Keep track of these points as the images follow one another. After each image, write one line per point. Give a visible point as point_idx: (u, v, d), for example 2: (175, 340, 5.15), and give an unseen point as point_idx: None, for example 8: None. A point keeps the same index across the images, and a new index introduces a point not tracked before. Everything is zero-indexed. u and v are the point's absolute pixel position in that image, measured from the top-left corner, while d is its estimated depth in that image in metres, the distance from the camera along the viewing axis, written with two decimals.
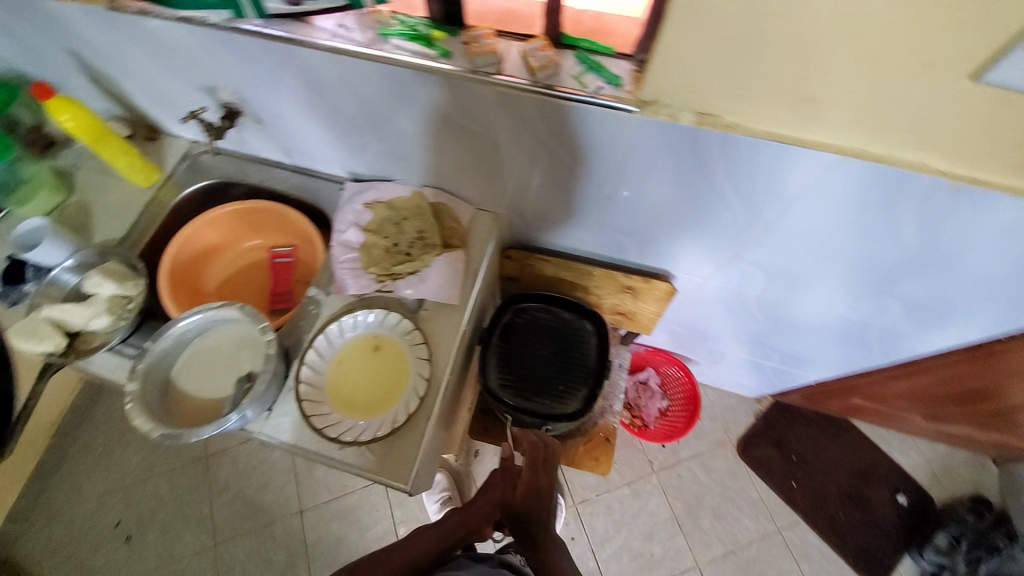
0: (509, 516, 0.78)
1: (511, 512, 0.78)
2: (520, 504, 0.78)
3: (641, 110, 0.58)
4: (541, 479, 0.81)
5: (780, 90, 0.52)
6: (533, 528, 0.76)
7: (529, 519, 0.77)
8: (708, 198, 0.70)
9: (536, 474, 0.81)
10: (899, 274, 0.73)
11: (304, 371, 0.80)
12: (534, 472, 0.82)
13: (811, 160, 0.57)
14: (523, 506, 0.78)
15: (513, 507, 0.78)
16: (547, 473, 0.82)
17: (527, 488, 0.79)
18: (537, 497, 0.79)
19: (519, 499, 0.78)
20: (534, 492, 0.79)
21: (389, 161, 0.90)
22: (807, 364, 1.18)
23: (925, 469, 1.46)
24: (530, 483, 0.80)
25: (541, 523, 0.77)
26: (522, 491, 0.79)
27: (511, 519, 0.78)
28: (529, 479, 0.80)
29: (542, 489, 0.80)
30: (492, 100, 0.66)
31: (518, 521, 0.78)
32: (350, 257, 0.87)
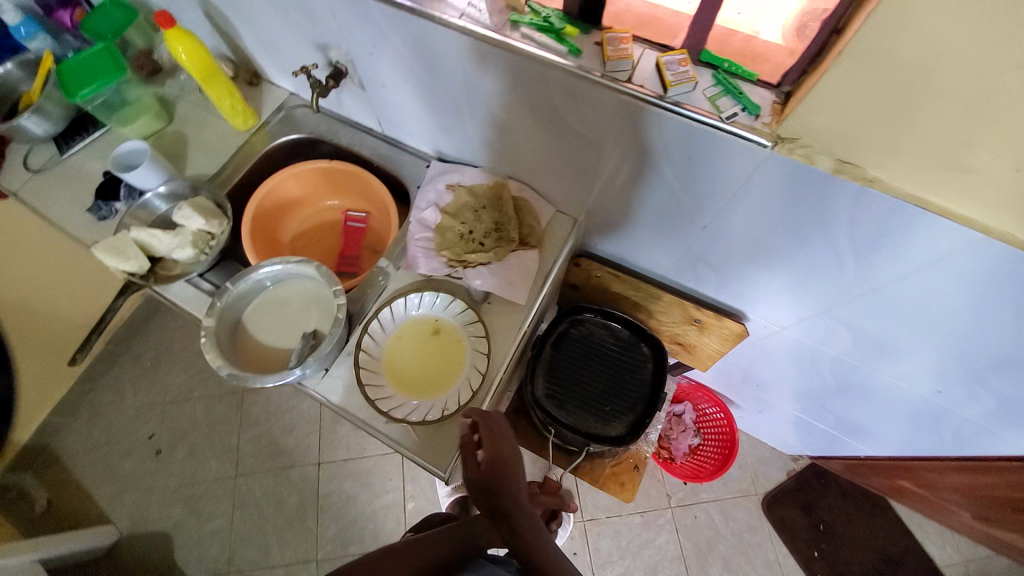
0: (476, 494, 0.63)
1: (477, 488, 0.63)
2: (487, 481, 0.63)
3: (773, 145, 0.55)
4: (501, 441, 0.65)
5: (939, 153, 0.47)
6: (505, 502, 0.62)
7: (499, 495, 0.62)
8: (816, 248, 0.66)
9: (490, 439, 0.65)
10: (1008, 368, 0.67)
11: (365, 340, 0.81)
12: (493, 437, 0.66)
13: (948, 233, 0.53)
14: (492, 482, 0.63)
15: (480, 487, 0.63)
16: (504, 436, 0.66)
17: (489, 454, 0.64)
18: (501, 466, 0.63)
19: (483, 477, 0.63)
20: (496, 461, 0.64)
21: (480, 148, 0.89)
22: (862, 435, 1.11)
23: (962, 570, 1.36)
24: (491, 450, 0.64)
25: (512, 494, 0.63)
26: (485, 464, 0.64)
27: (480, 498, 0.63)
28: (487, 450, 0.64)
29: (502, 455, 0.64)
30: (613, 107, 0.63)
31: (487, 497, 0.63)
32: (425, 236, 0.87)
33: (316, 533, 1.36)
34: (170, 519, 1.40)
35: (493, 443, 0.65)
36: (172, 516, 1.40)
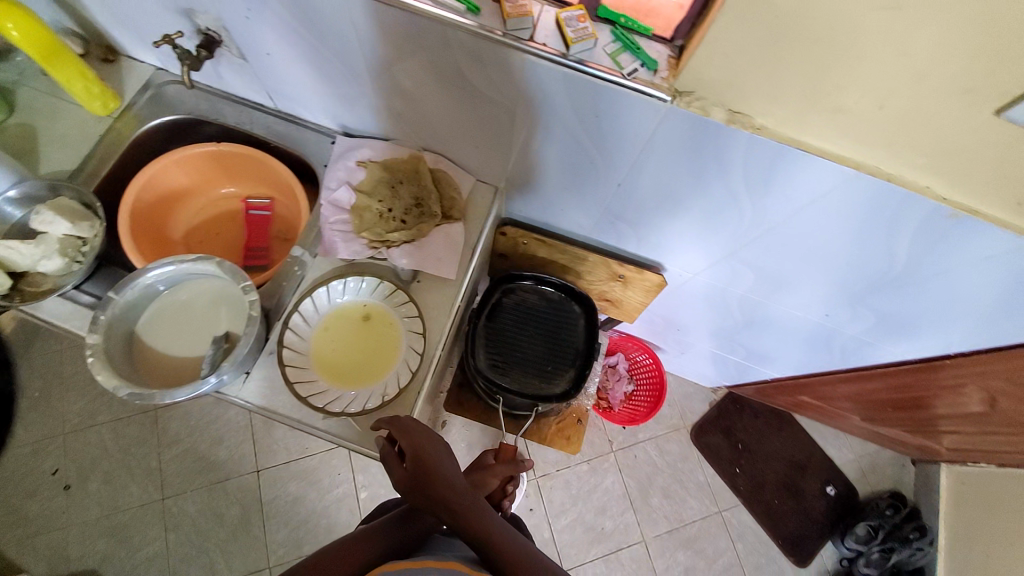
0: (410, 492, 0.64)
1: (408, 486, 0.64)
2: (417, 476, 0.64)
3: (673, 99, 0.57)
4: (419, 436, 0.66)
5: (814, 100, 0.51)
6: (440, 489, 0.63)
7: (432, 486, 0.63)
8: (718, 195, 0.70)
9: (406, 437, 0.65)
10: (877, 288, 0.78)
11: (287, 336, 0.76)
12: (411, 434, 0.67)
13: (826, 172, 0.58)
14: (422, 475, 0.64)
15: (412, 483, 0.64)
16: (419, 430, 0.67)
17: (412, 451, 0.65)
18: (424, 458, 0.64)
19: (411, 473, 0.64)
20: (418, 455, 0.65)
21: (387, 119, 0.83)
22: (768, 361, 1.25)
23: (854, 463, 1.61)
24: (411, 449, 0.65)
25: (446, 480, 0.64)
26: (410, 462, 0.65)
27: (414, 494, 0.64)
28: (407, 449, 0.65)
29: (421, 448, 0.65)
30: (520, 68, 0.62)
31: (422, 493, 0.63)
32: (340, 219, 0.82)
33: (266, 540, 1.30)
34: (94, 556, 1.27)
35: (412, 440, 0.65)
36: (95, 553, 1.27)
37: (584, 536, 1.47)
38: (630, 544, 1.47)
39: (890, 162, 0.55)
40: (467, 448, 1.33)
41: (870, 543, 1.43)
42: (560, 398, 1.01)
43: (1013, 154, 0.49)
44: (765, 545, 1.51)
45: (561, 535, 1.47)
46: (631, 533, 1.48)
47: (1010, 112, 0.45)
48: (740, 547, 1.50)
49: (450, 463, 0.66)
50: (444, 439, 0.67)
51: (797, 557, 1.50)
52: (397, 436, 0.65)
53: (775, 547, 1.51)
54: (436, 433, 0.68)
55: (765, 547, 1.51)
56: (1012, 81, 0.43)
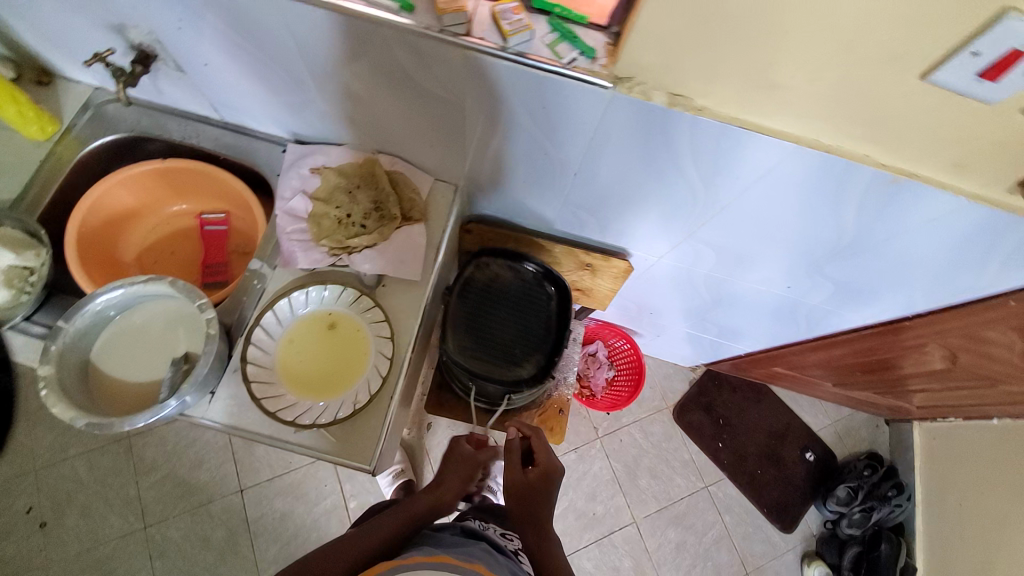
0: (518, 497, 0.81)
1: (521, 493, 0.81)
2: (532, 480, 0.82)
3: (614, 86, 0.57)
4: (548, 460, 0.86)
5: (749, 79, 0.52)
6: (540, 507, 0.80)
7: (538, 496, 0.81)
8: (672, 178, 0.71)
9: (542, 455, 0.86)
10: (833, 257, 0.79)
11: (251, 351, 0.74)
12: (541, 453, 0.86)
13: (770, 148, 0.59)
14: (535, 486, 0.82)
15: (523, 489, 0.82)
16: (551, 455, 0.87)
17: (541, 467, 0.84)
18: (548, 477, 0.83)
19: (530, 480, 0.82)
20: (546, 472, 0.84)
21: (338, 122, 0.81)
22: (741, 337, 1.28)
23: (831, 428, 1.66)
24: (543, 467, 0.84)
25: (547, 503, 0.81)
26: (535, 471, 0.83)
27: (518, 498, 0.81)
28: (539, 462, 0.85)
29: (552, 469, 0.85)
30: (461, 64, 0.61)
31: (526, 503, 0.80)
32: (298, 228, 0.80)
33: (256, 559, 1.28)
34: None
35: (544, 460, 0.85)
36: None
37: (577, 523, 1.49)
38: (622, 526, 1.50)
39: (829, 134, 0.57)
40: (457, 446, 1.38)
41: (852, 503, 1.48)
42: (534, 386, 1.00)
43: (941, 113, 0.50)
44: (751, 516, 1.55)
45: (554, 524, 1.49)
46: (622, 516, 1.51)
47: (934, 76, 0.46)
48: (728, 520, 1.54)
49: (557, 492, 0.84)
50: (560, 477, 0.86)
51: (783, 523, 1.55)
52: (539, 448, 0.87)
53: (761, 516, 1.55)
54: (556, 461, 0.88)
55: (752, 517, 1.55)
56: (934, 46, 0.45)
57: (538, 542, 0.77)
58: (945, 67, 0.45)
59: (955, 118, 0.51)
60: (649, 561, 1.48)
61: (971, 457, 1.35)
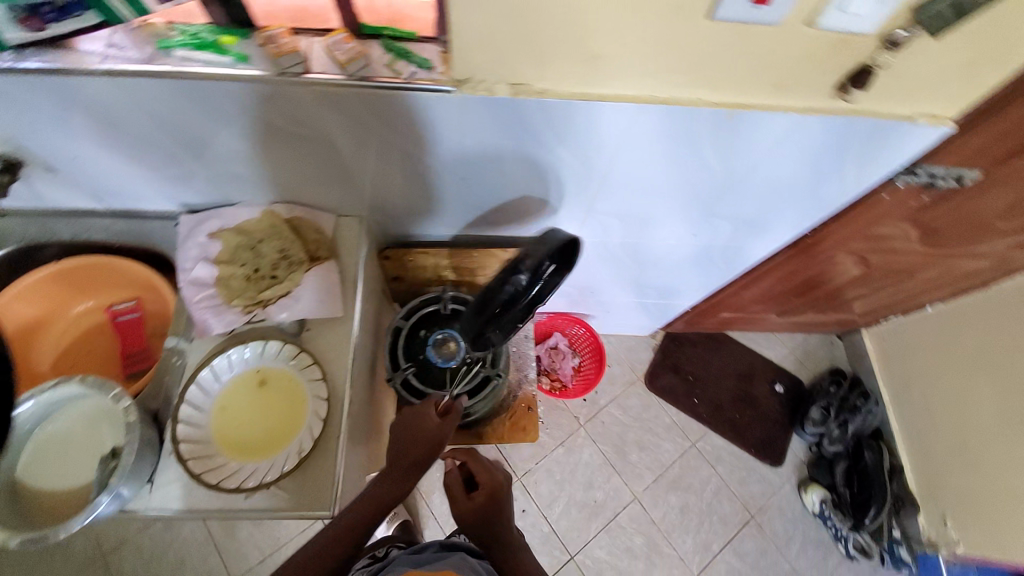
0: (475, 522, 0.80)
1: (476, 518, 0.80)
2: (480, 505, 0.80)
3: (458, 88, 0.60)
4: (492, 476, 0.83)
5: (572, 54, 0.57)
6: (498, 526, 0.81)
7: (496, 512, 0.81)
8: (549, 159, 0.74)
9: (484, 476, 0.82)
10: (719, 195, 0.84)
11: (181, 430, 0.72)
12: (484, 471, 0.83)
13: (617, 112, 0.64)
14: (485, 510, 0.80)
15: (474, 514, 0.80)
16: (493, 470, 0.83)
17: (487, 488, 0.81)
18: (495, 496, 0.81)
19: (477, 505, 0.80)
20: (492, 491, 0.81)
21: (225, 184, 0.82)
22: (679, 293, 1.33)
23: (792, 357, 1.74)
24: (489, 486, 0.81)
25: (504, 516, 0.82)
26: (482, 494, 0.81)
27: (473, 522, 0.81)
28: (482, 483, 0.82)
29: (497, 486, 0.82)
30: (314, 100, 0.63)
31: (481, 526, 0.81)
32: (206, 295, 0.79)
33: None
34: None
35: (488, 478, 0.82)
36: None
37: (581, 514, 1.50)
38: (624, 505, 1.51)
39: (660, 87, 0.62)
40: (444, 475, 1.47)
41: (827, 422, 1.56)
42: (485, 386, 0.98)
43: (741, 44, 0.56)
44: (742, 459, 1.60)
45: (560, 523, 1.48)
46: (622, 496, 1.52)
47: (718, 14, 0.52)
48: (721, 470, 1.58)
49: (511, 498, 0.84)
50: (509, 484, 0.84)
51: (773, 458, 1.61)
52: (479, 470, 0.82)
53: (751, 458, 1.60)
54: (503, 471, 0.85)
55: (743, 461, 1.60)
56: None
57: (508, 555, 0.81)
58: (723, 4, 0.50)
59: (754, 47, 0.56)
60: (659, 531, 1.50)
61: (925, 348, 1.43)
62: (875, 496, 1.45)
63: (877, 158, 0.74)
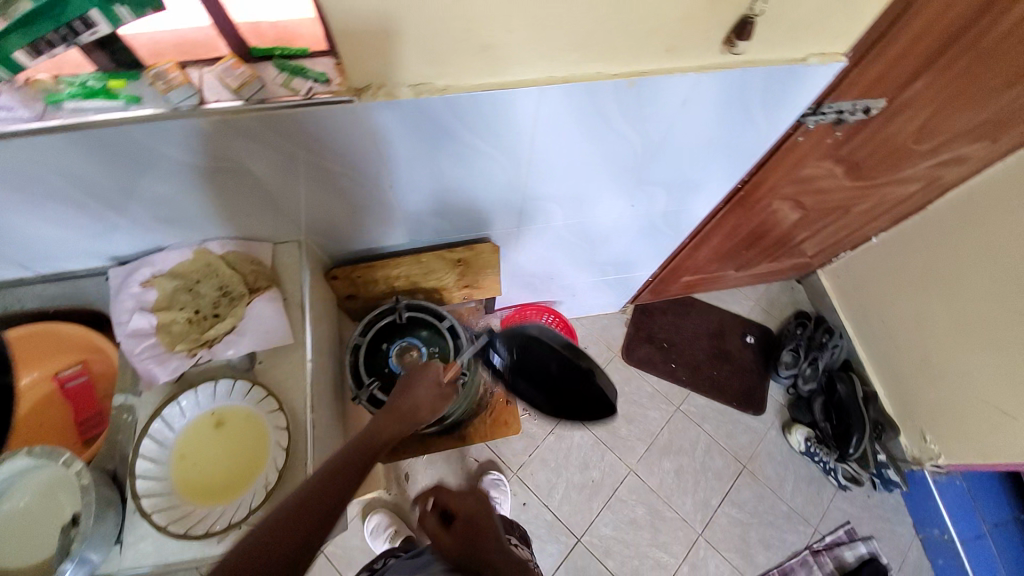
0: (460, 557, 0.71)
1: (460, 551, 0.71)
2: (461, 535, 0.73)
3: (358, 97, 0.61)
4: (469, 503, 0.78)
5: (462, 48, 0.58)
6: (485, 548, 0.72)
7: (476, 533, 0.74)
8: (469, 154, 0.75)
9: (459, 502, 0.77)
10: (645, 163, 0.86)
11: (141, 486, 0.70)
12: (461, 501, 0.77)
13: (521, 97, 0.65)
14: (468, 538, 0.73)
15: (456, 549, 0.72)
16: (469, 497, 0.79)
17: (466, 515, 0.76)
18: (477, 522, 0.75)
19: (458, 537, 0.73)
20: (472, 518, 0.76)
21: (150, 230, 0.80)
22: (635, 264, 1.35)
23: (758, 308, 1.79)
24: (467, 515, 0.76)
25: (491, 539, 0.74)
26: (461, 526, 0.74)
27: (457, 554, 0.71)
28: (459, 513, 0.76)
29: (476, 511, 0.77)
30: (218, 131, 0.62)
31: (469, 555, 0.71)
32: (148, 345, 0.77)
33: None
34: None
35: (465, 506, 0.77)
36: None
37: (581, 496, 1.51)
38: (621, 480, 1.54)
39: (557, 67, 0.63)
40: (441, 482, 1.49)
41: (799, 363, 1.61)
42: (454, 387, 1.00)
43: (625, 13, 0.57)
44: (726, 414, 1.64)
45: (562, 508, 1.50)
46: (618, 471, 1.55)
47: None
48: (709, 428, 1.62)
49: (497, 526, 0.77)
50: (491, 514, 0.79)
51: (755, 408, 1.65)
52: (454, 499, 0.77)
53: (735, 411, 1.65)
54: (485, 502, 0.80)
55: (727, 415, 1.64)
56: None
57: None
58: None
59: (637, 14, 0.58)
60: (659, 498, 1.53)
61: (877, 277, 1.49)
62: (854, 425, 1.49)
63: (783, 105, 0.77)
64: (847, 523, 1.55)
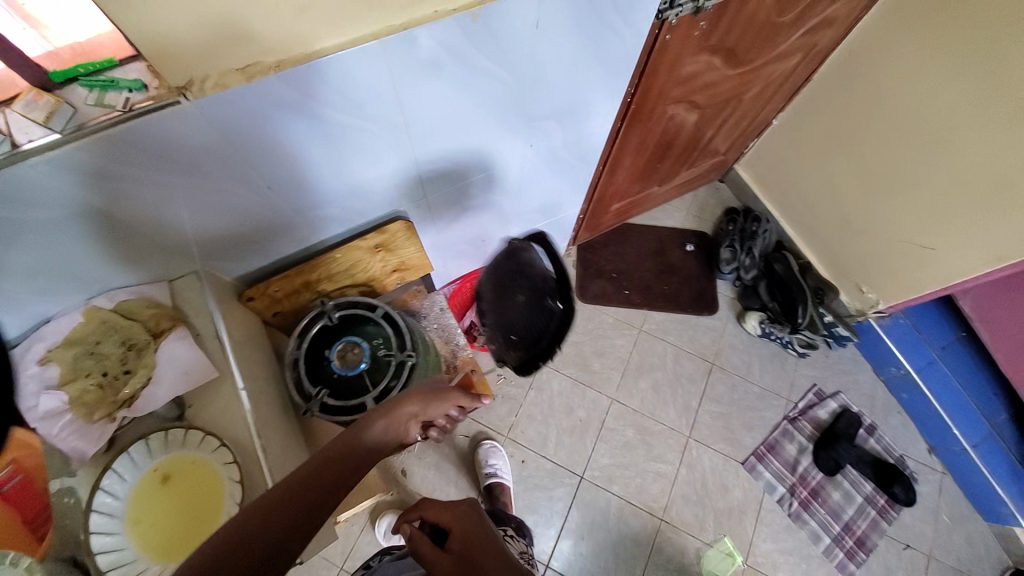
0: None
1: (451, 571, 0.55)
2: (456, 553, 0.58)
3: (184, 97, 0.56)
4: (464, 519, 0.63)
5: (281, 21, 0.54)
6: (484, 561, 0.56)
7: (470, 553, 0.57)
8: (338, 132, 0.71)
9: (448, 517, 0.63)
10: (526, 97, 0.84)
11: (103, 561, 0.68)
12: (452, 518, 0.63)
13: (366, 57, 0.62)
14: (464, 552, 0.58)
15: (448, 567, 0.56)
16: (465, 511, 0.64)
17: (460, 533, 0.61)
18: (473, 535, 0.61)
19: (453, 554, 0.58)
20: (466, 532, 0.61)
21: (28, 305, 0.73)
22: (559, 205, 1.36)
23: (690, 216, 1.85)
24: (460, 531, 0.61)
25: (493, 551, 0.59)
26: (455, 543, 0.60)
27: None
28: (451, 527, 0.62)
29: (470, 524, 0.62)
30: (50, 176, 0.57)
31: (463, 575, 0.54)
32: (67, 424, 0.71)
33: None
34: None
35: (456, 522, 0.63)
36: None
37: (574, 437, 1.56)
38: (606, 410, 1.60)
39: (390, 16, 0.60)
40: (438, 465, 1.51)
41: (737, 255, 1.68)
42: (403, 371, 0.98)
43: None
44: (686, 322, 1.72)
45: (559, 454, 1.55)
46: (601, 403, 1.60)
47: None
48: (673, 339, 1.69)
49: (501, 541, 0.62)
50: (492, 530, 0.63)
51: (710, 308, 1.73)
52: (440, 513, 0.64)
53: (693, 316, 1.72)
54: (486, 519, 0.65)
55: (687, 323, 1.72)
56: None
57: None
58: None
59: None
60: (644, 416, 1.60)
61: (787, 154, 1.55)
62: (796, 296, 1.57)
63: (638, 6, 0.76)
64: (815, 386, 1.67)
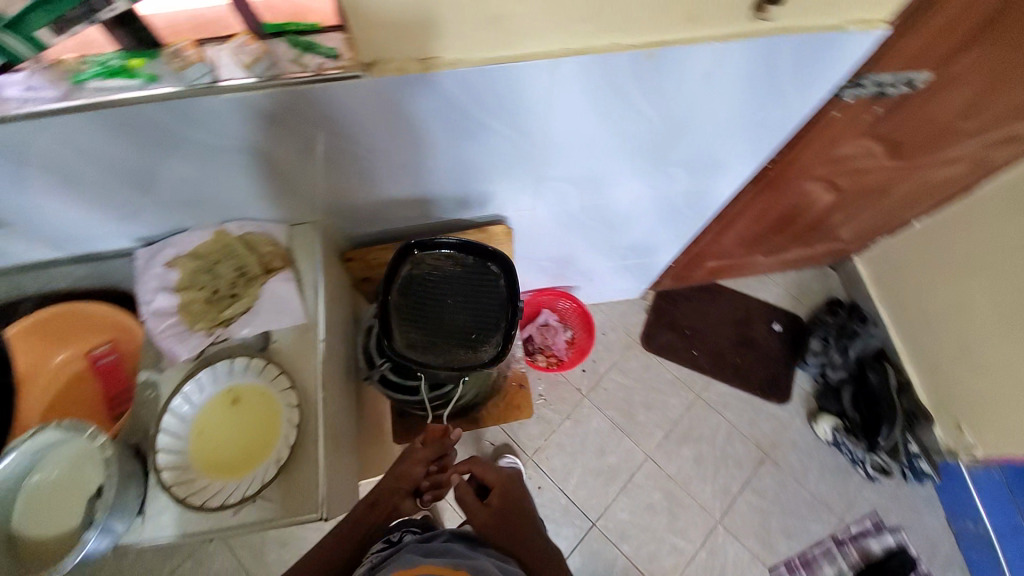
0: (496, 530, 0.81)
1: (496, 523, 0.82)
2: (496, 505, 0.85)
3: (367, 72, 0.59)
4: (499, 476, 0.89)
5: (473, 22, 0.56)
6: (516, 525, 0.83)
7: (507, 513, 0.84)
8: (479, 132, 0.73)
9: (490, 476, 0.88)
10: (665, 142, 0.82)
11: (161, 459, 0.74)
12: (490, 475, 0.88)
13: (534, 72, 0.62)
14: (502, 510, 0.84)
15: (491, 520, 0.82)
16: (499, 471, 0.89)
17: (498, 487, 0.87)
18: (506, 494, 0.87)
19: (493, 509, 0.84)
20: (501, 489, 0.87)
21: (173, 210, 0.81)
22: (654, 249, 1.31)
23: (786, 296, 1.72)
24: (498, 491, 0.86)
25: (521, 513, 0.86)
26: (495, 497, 0.85)
27: (495, 528, 0.82)
28: (493, 483, 0.87)
29: (504, 482, 0.88)
30: (232, 111, 0.63)
31: (502, 531, 0.81)
32: (170, 323, 0.79)
33: None
34: None
35: (495, 477, 0.88)
36: None
37: (598, 482, 1.51)
38: (638, 466, 1.52)
39: (570, 39, 0.60)
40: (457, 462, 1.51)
41: (828, 350, 1.55)
42: None
43: None
44: (750, 403, 1.60)
45: (577, 493, 1.49)
46: (634, 457, 1.53)
47: None
48: (730, 415, 1.58)
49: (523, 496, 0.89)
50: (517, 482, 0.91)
51: (780, 397, 1.60)
52: (484, 471, 0.89)
53: (759, 400, 1.60)
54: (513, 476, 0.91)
55: (750, 405, 1.60)
56: None
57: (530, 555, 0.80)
58: None
59: None
60: (675, 485, 1.51)
61: (917, 264, 1.40)
62: (884, 415, 1.43)
63: (815, 79, 0.72)
64: (875, 514, 1.49)
